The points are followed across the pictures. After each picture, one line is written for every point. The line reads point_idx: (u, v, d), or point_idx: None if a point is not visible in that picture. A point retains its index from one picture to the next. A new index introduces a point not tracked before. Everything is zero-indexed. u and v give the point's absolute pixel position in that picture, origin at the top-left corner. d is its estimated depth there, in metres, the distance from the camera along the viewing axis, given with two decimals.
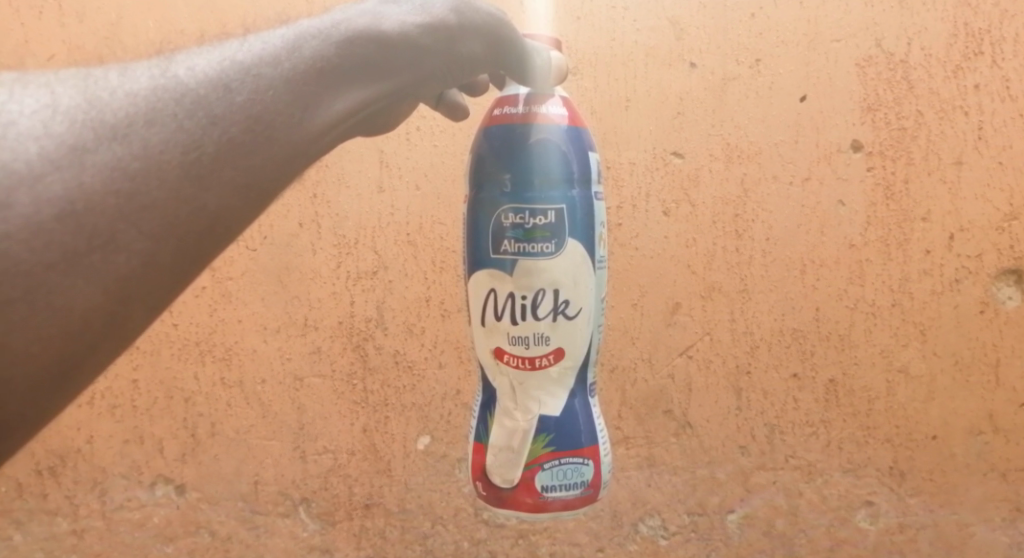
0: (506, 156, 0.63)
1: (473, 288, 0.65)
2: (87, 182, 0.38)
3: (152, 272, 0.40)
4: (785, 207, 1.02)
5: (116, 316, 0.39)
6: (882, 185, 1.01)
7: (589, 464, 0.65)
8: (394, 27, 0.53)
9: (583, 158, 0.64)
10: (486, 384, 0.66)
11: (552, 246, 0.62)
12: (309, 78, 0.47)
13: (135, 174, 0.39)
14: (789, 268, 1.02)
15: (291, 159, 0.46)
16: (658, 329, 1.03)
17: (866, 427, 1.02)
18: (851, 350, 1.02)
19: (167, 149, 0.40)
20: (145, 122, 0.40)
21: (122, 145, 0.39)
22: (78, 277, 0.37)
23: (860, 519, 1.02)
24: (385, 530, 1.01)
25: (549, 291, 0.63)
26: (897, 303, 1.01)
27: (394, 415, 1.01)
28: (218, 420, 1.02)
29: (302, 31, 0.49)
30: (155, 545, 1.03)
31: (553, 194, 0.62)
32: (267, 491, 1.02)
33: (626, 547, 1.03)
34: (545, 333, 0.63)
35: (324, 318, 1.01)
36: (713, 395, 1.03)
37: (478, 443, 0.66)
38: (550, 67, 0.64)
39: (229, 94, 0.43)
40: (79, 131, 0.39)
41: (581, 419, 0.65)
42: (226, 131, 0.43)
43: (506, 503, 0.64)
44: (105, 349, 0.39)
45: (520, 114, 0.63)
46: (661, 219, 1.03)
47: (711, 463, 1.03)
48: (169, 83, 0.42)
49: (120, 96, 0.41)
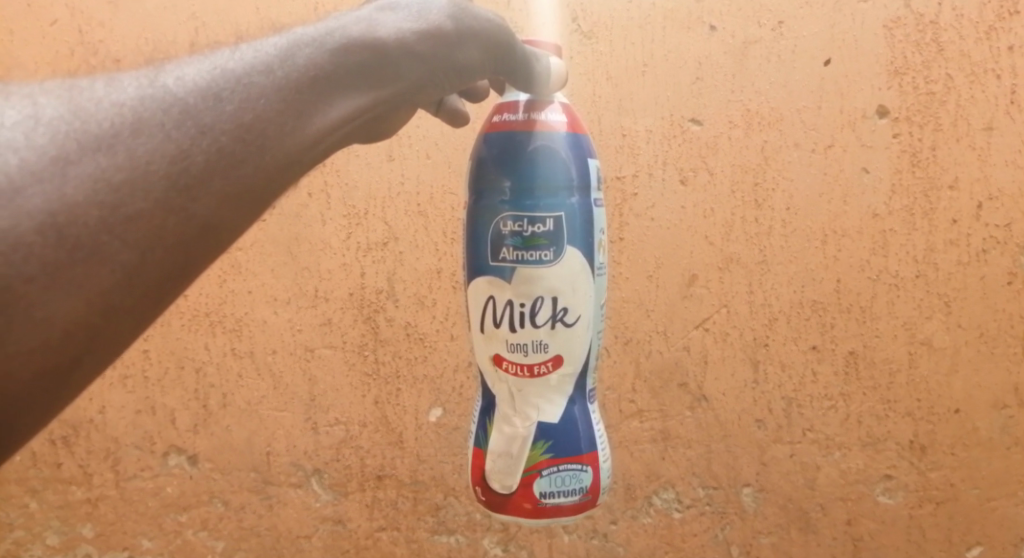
0: (505, 161, 0.62)
1: (471, 295, 0.64)
2: (69, 194, 0.39)
3: (138, 282, 0.42)
4: (807, 175, 0.99)
5: (100, 329, 0.41)
6: (908, 152, 0.97)
7: (588, 471, 0.63)
8: (389, 34, 0.52)
9: (582, 164, 0.63)
10: (485, 391, 0.65)
11: (550, 254, 0.61)
12: (302, 86, 0.48)
13: (119, 186, 0.41)
14: (810, 239, 0.99)
15: (285, 167, 0.47)
16: (674, 302, 1.01)
17: (887, 401, 1.00)
18: (872, 322, 0.99)
19: (153, 159, 0.42)
20: (131, 133, 0.42)
21: (106, 156, 0.41)
22: (59, 290, 0.39)
23: (878, 494, 1.01)
24: (398, 501, 1.01)
25: (546, 298, 0.62)
26: (922, 274, 0.98)
27: (405, 387, 1.00)
28: (229, 391, 1.02)
29: (295, 39, 0.49)
30: (169, 514, 1.04)
31: (551, 201, 0.61)
32: (280, 462, 1.02)
33: (640, 520, 1.03)
34: (543, 341, 0.62)
35: (334, 289, 1.00)
36: (730, 368, 1.01)
37: (477, 449, 0.65)
38: (551, 73, 0.62)
39: (219, 103, 0.45)
40: (62, 142, 0.40)
41: (581, 425, 0.64)
42: (216, 141, 0.44)
43: (504, 508, 0.63)
44: (88, 359, 0.41)
45: (519, 121, 0.62)
46: (678, 188, 1.00)
47: (727, 437, 1.01)
48: (156, 92, 0.44)
49: (106, 106, 0.42)
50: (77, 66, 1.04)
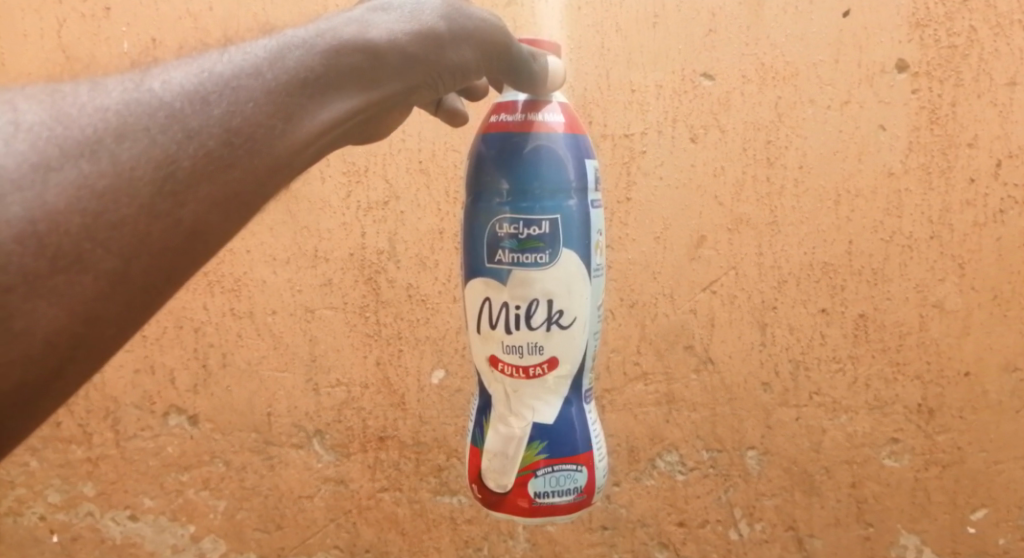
0: (503, 161, 0.60)
1: (468, 296, 0.62)
2: (50, 202, 0.37)
3: (121, 291, 0.40)
4: (821, 133, 0.95)
5: (83, 339, 0.39)
6: (927, 108, 0.94)
7: (583, 471, 0.61)
8: (382, 35, 0.51)
9: (580, 164, 0.60)
10: (482, 390, 0.63)
11: (545, 257, 0.59)
12: (292, 88, 0.46)
13: (103, 193, 0.39)
14: (823, 199, 0.96)
15: (274, 172, 0.45)
16: (681, 263, 0.99)
17: (896, 364, 0.98)
18: (884, 285, 0.97)
19: (139, 165, 0.40)
20: (115, 138, 0.40)
21: (89, 162, 0.39)
22: (40, 300, 0.37)
23: (884, 457, 0.99)
24: (400, 462, 1.00)
25: (542, 301, 0.59)
26: (937, 236, 0.95)
27: (407, 348, 0.99)
28: (229, 351, 1.01)
29: (285, 40, 0.47)
30: (169, 474, 1.03)
31: (548, 203, 0.59)
32: (281, 423, 1.01)
33: (643, 483, 1.02)
34: (538, 343, 0.60)
35: (335, 249, 0.98)
36: (737, 330, 0.99)
37: (474, 446, 0.63)
38: (547, 71, 0.60)
39: (206, 107, 0.43)
40: (43, 148, 0.38)
41: (577, 426, 0.62)
42: (203, 145, 0.42)
43: (499, 506, 0.61)
44: (70, 372, 0.39)
45: (516, 122, 0.60)
46: (688, 146, 0.97)
47: (732, 400, 1.00)
48: (142, 96, 0.42)
49: (89, 112, 0.40)
50: (68, 15, 1.02)
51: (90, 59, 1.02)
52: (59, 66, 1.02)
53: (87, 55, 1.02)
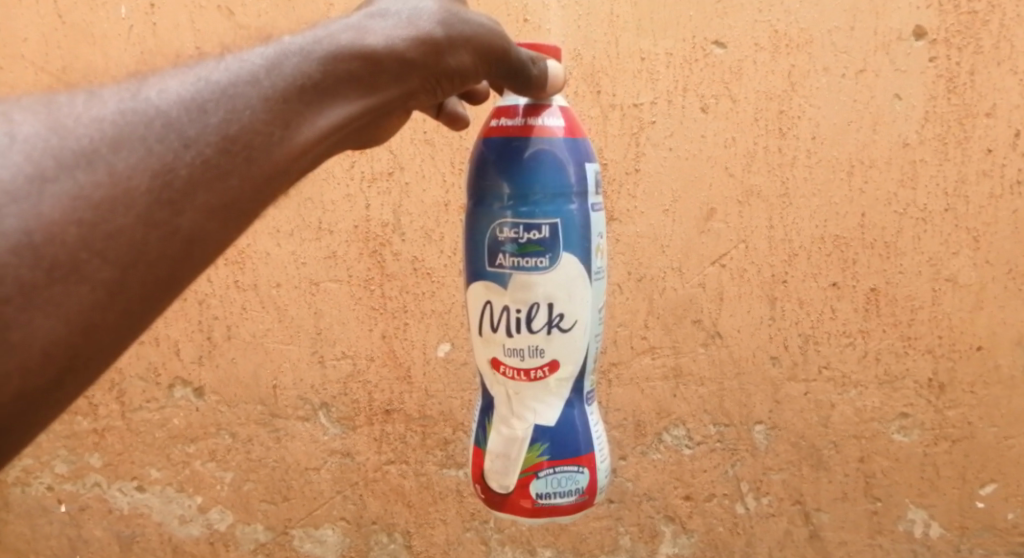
0: (503, 164, 0.57)
1: (469, 300, 0.60)
2: (46, 213, 0.36)
3: (119, 300, 0.38)
4: (834, 103, 0.94)
5: (81, 349, 0.37)
6: (944, 77, 0.92)
7: (585, 472, 0.59)
8: (380, 41, 0.49)
9: (580, 167, 0.58)
10: (483, 391, 0.61)
11: (546, 261, 0.57)
12: (289, 95, 0.45)
13: (99, 203, 0.37)
14: (835, 170, 0.95)
15: (272, 179, 0.44)
16: (690, 237, 0.97)
17: (907, 338, 0.97)
18: (897, 258, 0.95)
19: (136, 175, 0.39)
20: (111, 147, 0.38)
21: (85, 172, 0.37)
22: (37, 310, 0.35)
23: (893, 432, 0.99)
24: (406, 435, 1.00)
25: (543, 305, 0.57)
26: (951, 208, 0.94)
27: (413, 322, 0.98)
28: (234, 323, 1.01)
29: (282, 47, 0.45)
30: (176, 446, 1.03)
31: (548, 206, 0.57)
32: (287, 395, 1.01)
33: (649, 456, 1.01)
34: (540, 346, 0.58)
35: (339, 222, 0.98)
36: (746, 304, 0.98)
37: (477, 447, 0.61)
38: (547, 75, 0.58)
39: (203, 115, 0.41)
40: (38, 159, 0.36)
41: (579, 428, 0.60)
42: (200, 153, 0.41)
43: (502, 506, 0.59)
44: (68, 382, 0.37)
45: (516, 126, 0.58)
46: (699, 116, 0.95)
47: (740, 374, 0.99)
48: (138, 105, 0.40)
49: (85, 122, 0.39)
50: None
51: (87, 24, 1.00)
52: (57, 32, 1.00)
53: (86, 20, 0.99)
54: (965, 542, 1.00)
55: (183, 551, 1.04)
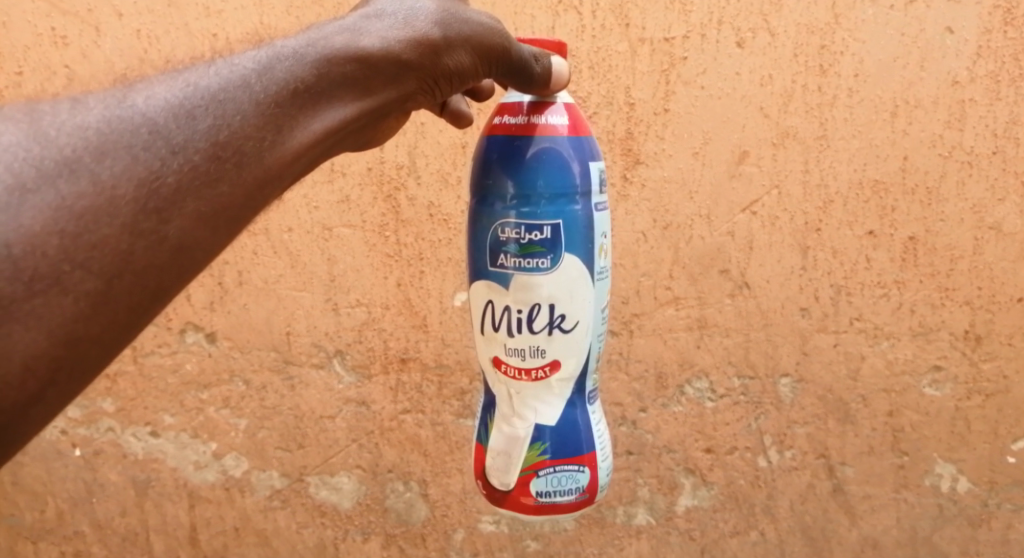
0: (505, 161, 0.53)
1: (471, 299, 0.56)
2: (26, 225, 0.33)
3: (104, 311, 0.35)
4: (881, 37, 0.87)
5: (64, 361, 0.34)
6: (1002, 7, 0.86)
7: (586, 471, 0.56)
8: (375, 43, 0.46)
9: (584, 165, 0.53)
10: (485, 389, 0.57)
11: (548, 261, 0.52)
12: (282, 100, 0.41)
13: (82, 214, 0.34)
14: (878, 111, 0.89)
15: (263, 185, 0.40)
16: (720, 181, 0.92)
17: (945, 290, 0.92)
18: (938, 205, 0.90)
19: (120, 184, 0.35)
20: (94, 156, 0.35)
21: (68, 182, 0.34)
22: (15, 323, 0.32)
23: (925, 386, 0.95)
24: (423, 384, 0.98)
25: (544, 306, 0.53)
26: (1000, 150, 0.88)
27: (429, 270, 0.95)
28: (245, 269, 0.98)
29: (274, 51, 0.42)
30: (189, 392, 1.02)
31: (549, 206, 0.52)
32: (300, 342, 0.99)
33: (670, 409, 0.98)
34: (541, 347, 0.54)
35: (352, 163, 0.94)
36: (776, 254, 0.93)
37: (479, 444, 0.58)
38: (551, 74, 0.53)
39: (191, 121, 0.38)
40: (18, 170, 0.33)
41: (581, 427, 0.56)
42: (189, 160, 0.37)
43: (503, 502, 0.56)
44: (50, 396, 0.34)
45: (519, 125, 0.54)
46: (734, 51, 0.89)
47: (768, 326, 0.95)
48: (125, 113, 0.37)
49: (68, 130, 0.35)
50: None
51: None
52: None
53: None
54: (993, 497, 0.97)
55: (198, 496, 1.04)
